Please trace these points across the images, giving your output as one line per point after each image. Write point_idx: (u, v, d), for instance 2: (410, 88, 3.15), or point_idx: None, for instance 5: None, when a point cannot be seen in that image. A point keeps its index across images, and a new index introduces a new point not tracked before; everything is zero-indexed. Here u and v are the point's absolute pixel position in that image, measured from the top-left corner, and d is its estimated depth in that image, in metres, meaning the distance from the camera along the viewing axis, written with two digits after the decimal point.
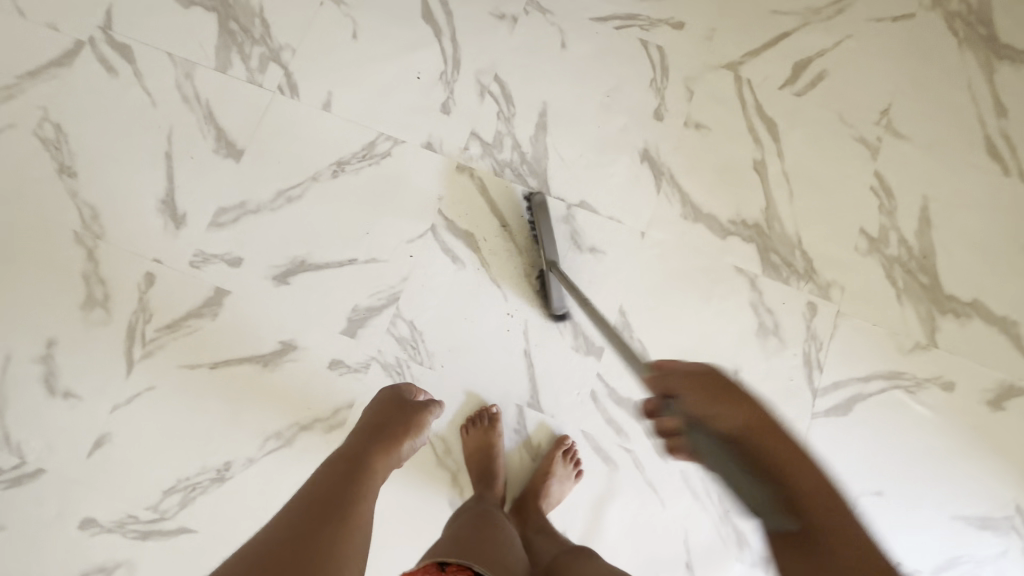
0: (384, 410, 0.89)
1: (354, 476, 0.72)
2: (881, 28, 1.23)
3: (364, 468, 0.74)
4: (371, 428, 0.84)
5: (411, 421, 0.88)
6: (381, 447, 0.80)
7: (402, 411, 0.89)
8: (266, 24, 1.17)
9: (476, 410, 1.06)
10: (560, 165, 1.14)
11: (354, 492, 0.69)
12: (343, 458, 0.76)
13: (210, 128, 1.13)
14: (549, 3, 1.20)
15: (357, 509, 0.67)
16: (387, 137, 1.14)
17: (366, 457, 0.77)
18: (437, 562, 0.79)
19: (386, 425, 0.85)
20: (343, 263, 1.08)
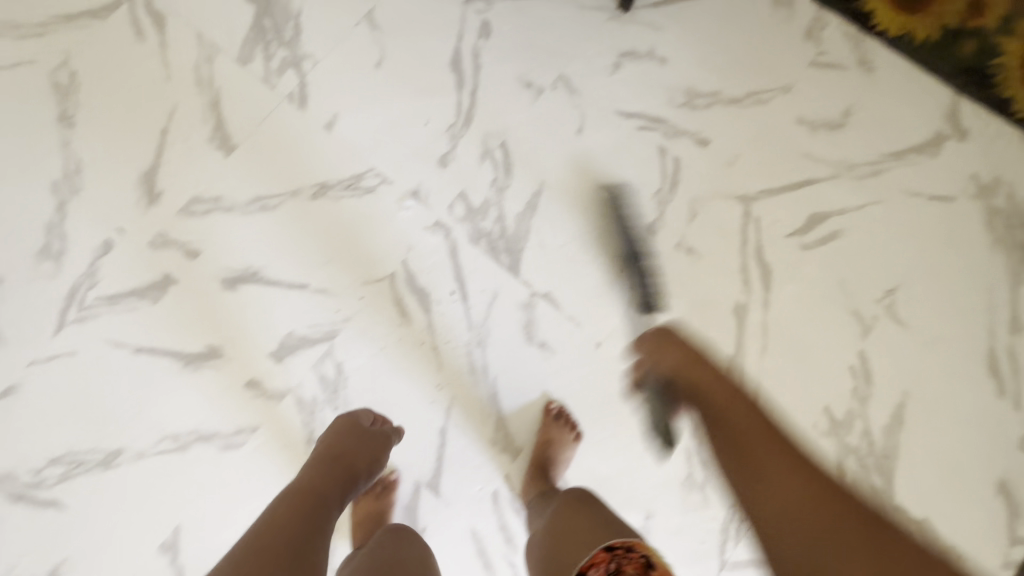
0: (338, 439, 0.88)
1: (311, 510, 0.71)
2: (913, 203, 1.15)
3: (321, 500, 0.74)
4: (323, 459, 0.83)
5: (367, 452, 0.88)
6: (336, 482, 0.80)
7: (358, 442, 0.89)
8: (299, 29, 1.17)
9: None
10: (537, 249, 1.10)
11: (309, 525, 0.69)
12: (299, 491, 0.74)
13: (212, 116, 1.13)
14: (579, 84, 1.17)
15: (315, 542, 0.66)
16: (377, 174, 1.12)
17: (320, 489, 0.76)
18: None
19: (343, 454, 0.85)
20: (293, 286, 1.07)
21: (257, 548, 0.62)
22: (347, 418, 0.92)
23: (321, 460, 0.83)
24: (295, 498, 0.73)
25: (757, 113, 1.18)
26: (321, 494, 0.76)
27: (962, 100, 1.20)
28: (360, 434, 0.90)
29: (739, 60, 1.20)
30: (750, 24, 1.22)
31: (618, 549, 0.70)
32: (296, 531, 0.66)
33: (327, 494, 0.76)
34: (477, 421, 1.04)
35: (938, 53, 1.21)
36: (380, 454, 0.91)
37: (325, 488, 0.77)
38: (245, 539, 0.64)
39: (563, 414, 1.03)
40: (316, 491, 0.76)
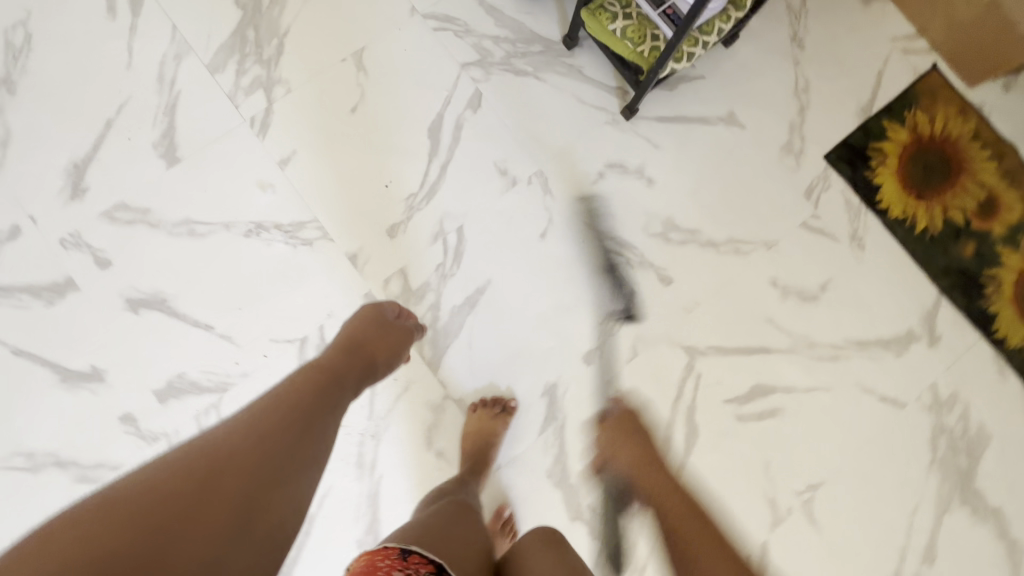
0: (361, 325, 0.86)
1: (326, 388, 0.70)
2: (864, 400, 1.09)
3: (335, 381, 0.72)
4: (345, 344, 0.82)
5: (386, 344, 0.86)
6: (354, 367, 0.78)
7: (379, 333, 0.86)
8: (280, 50, 1.09)
9: (492, 396, 1.02)
10: (463, 350, 1.04)
11: (322, 400, 0.68)
12: (316, 369, 0.73)
13: (164, 119, 1.05)
14: (556, 186, 1.10)
15: (322, 419, 0.65)
16: (319, 227, 1.04)
17: (337, 371, 0.74)
18: (400, 548, 0.62)
19: (363, 346, 0.83)
20: (198, 324, 1.00)
21: (267, 412, 0.62)
22: (372, 309, 0.90)
23: (342, 344, 0.81)
24: (313, 374, 0.71)
25: (731, 263, 1.11)
26: (339, 376, 0.74)
27: (945, 303, 1.13)
28: (382, 327, 0.87)
29: (730, 201, 1.13)
30: (751, 167, 1.15)
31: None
32: (307, 403, 0.66)
33: (343, 377, 0.75)
34: (350, 516, 0.98)
35: (935, 246, 1.15)
36: (400, 351, 0.88)
37: (342, 372, 0.75)
38: (262, 399, 0.64)
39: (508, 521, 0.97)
40: (333, 373, 0.74)
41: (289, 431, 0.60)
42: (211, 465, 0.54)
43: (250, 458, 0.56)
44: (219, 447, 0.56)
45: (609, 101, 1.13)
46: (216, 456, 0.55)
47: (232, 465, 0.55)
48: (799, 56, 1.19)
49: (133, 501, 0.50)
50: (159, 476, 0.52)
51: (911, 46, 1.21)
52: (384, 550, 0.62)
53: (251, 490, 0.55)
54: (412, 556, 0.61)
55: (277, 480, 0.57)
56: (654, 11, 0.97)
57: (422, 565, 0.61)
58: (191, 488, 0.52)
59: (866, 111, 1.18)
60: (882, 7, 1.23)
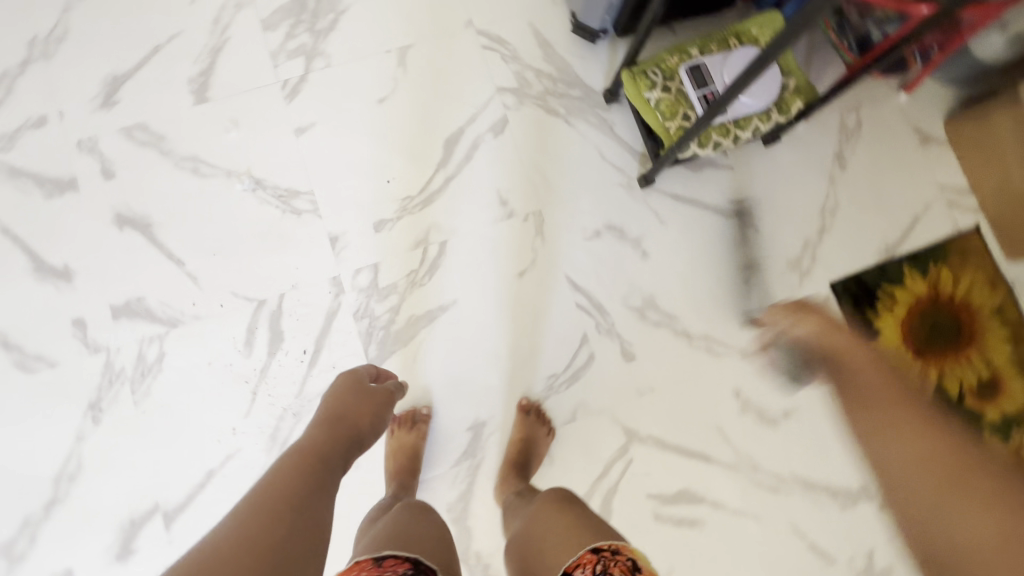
0: (340, 395, 0.83)
1: (315, 473, 0.66)
2: (792, 543, 1.03)
3: (324, 462, 0.69)
4: (325, 418, 0.79)
5: (370, 411, 0.84)
6: (340, 441, 0.75)
7: (360, 400, 0.84)
8: (333, 25, 1.12)
9: (407, 410, 1.02)
10: (408, 360, 1.03)
11: (312, 489, 0.64)
12: (303, 452, 0.69)
13: (207, 59, 1.09)
14: (550, 232, 1.09)
15: (317, 506, 0.62)
16: (313, 201, 1.06)
17: (325, 450, 0.71)
18: (372, 559, 0.64)
19: (345, 416, 0.80)
20: (171, 257, 1.03)
21: (257, 516, 0.57)
22: (349, 374, 0.88)
23: (324, 418, 0.78)
24: (301, 459, 0.68)
25: (699, 360, 1.07)
26: (325, 456, 0.71)
27: None
28: (361, 393, 0.85)
29: (718, 299, 1.09)
30: (751, 271, 1.11)
31: (605, 551, 0.65)
32: (298, 494, 0.62)
33: (330, 457, 0.71)
34: (246, 484, 0.98)
35: None
36: (384, 415, 0.86)
37: (329, 450, 0.72)
38: (252, 498, 0.60)
39: (535, 410, 1.02)
40: (322, 452, 0.71)
41: (280, 532, 0.57)
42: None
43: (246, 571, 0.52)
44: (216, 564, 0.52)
45: (628, 165, 1.12)
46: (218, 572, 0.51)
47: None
48: (837, 176, 1.15)
49: None
50: None
51: (958, 200, 1.15)
52: (357, 565, 0.64)
53: None
54: (386, 560, 0.64)
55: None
56: (693, 90, 0.99)
57: (399, 564, 0.64)
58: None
59: (889, 251, 1.13)
60: (939, 151, 1.17)
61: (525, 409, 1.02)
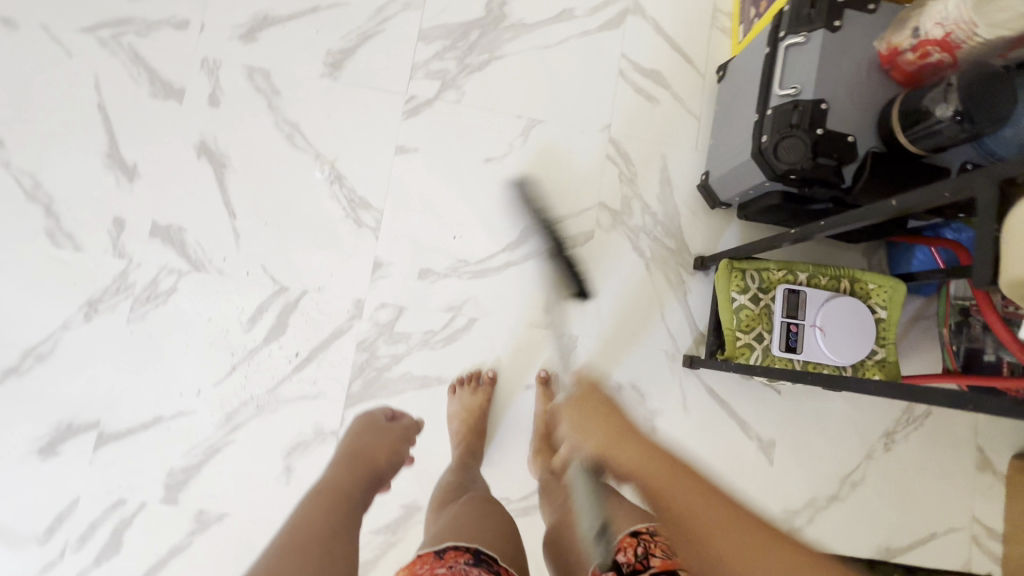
0: (358, 434, 0.85)
1: (331, 509, 0.65)
2: None
3: (349, 500, 0.69)
4: (346, 454, 0.79)
5: (388, 448, 0.84)
6: (364, 482, 0.74)
7: (377, 435, 0.85)
8: (481, 67, 1.10)
9: (471, 371, 1.04)
10: None
11: (342, 519, 0.64)
12: (327, 488, 0.70)
13: (353, 41, 1.09)
14: (575, 362, 1.06)
15: (345, 539, 0.62)
16: (378, 219, 1.05)
17: (349, 487, 0.71)
18: (433, 552, 0.67)
19: (360, 452, 0.80)
20: (229, 206, 1.04)
21: (283, 560, 0.56)
22: (365, 415, 0.89)
23: (344, 455, 0.79)
24: (324, 494, 0.68)
25: None
26: (348, 491, 0.70)
27: None
28: (379, 429, 0.87)
29: None
30: (744, 501, 1.05)
31: None
32: (329, 526, 0.62)
33: (353, 493, 0.71)
34: (182, 447, 0.98)
35: None
36: (402, 451, 0.86)
37: (348, 483, 0.72)
38: (282, 533, 0.60)
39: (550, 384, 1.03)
40: (347, 485, 0.72)
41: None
42: None
43: None
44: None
45: (681, 338, 1.07)
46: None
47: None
48: (876, 454, 1.08)
49: None
50: None
51: (983, 540, 1.07)
52: (421, 558, 0.66)
53: None
54: (446, 553, 0.65)
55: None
56: (780, 314, 0.94)
57: (458, 556, 0.65)
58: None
59: (887, 553, 1.06)
60: (990, 481, 1.09)
61: (546, 380, 1.03)
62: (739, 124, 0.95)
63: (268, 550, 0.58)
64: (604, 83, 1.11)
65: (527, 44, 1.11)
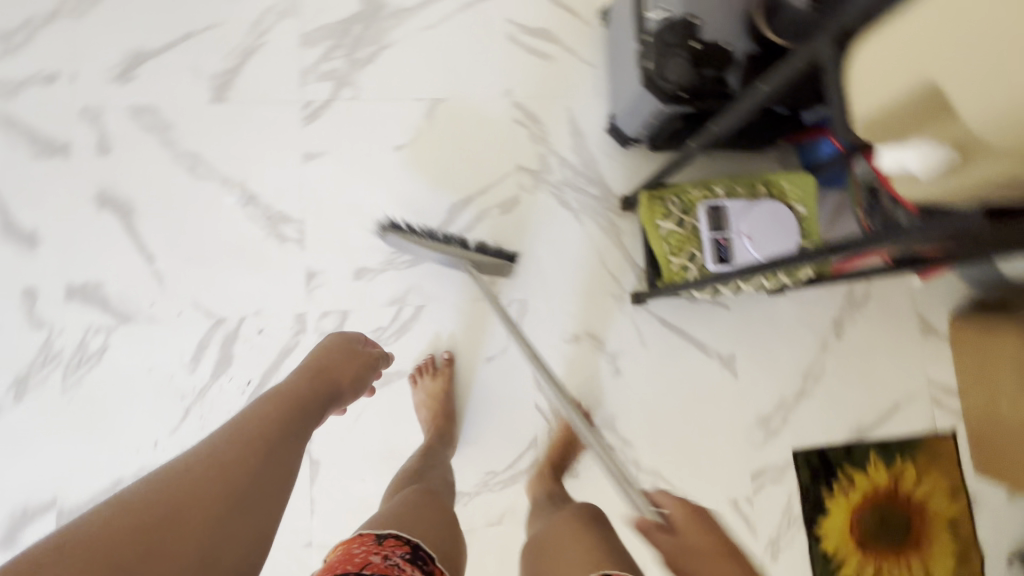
0: (327, 350, 0.81)
1: (294, 417, 0.66)
2: None
3: (305, 411, 0.68)
4: (311, 368, 0.76)
5: (353, 370, 0.80)
6: (321, 398, 0.73)
7: (348, 357, 0.81)
8: (371, 59, 1.10)
9: (428, 357, 1.03)
10: (349, 419, 1.00)
11: (292, 429, 0.64)
12: (281, 395, 0.68)
13: (236, 59, 1.07)
14: (530, 325, 1.07)
15: (284, 452, 0.61)
16: (301, 230, 1.03)
17: (305, 401, 0.70)
18: (374, 535, 0.67)
19: (320, 367, 0.77)
20: (145, 250, 1.00)
21: (218, 460, 0.56)
22: (339, 337, 0.84)
23: (306, 368, 0.76)
24: (277, 402, 0.67)
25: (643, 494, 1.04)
26: (303, 405, 0.69)
27: None
28: (350, 351, 0.83)
29: (679, 439, 1.07)
30: (719, 417, 1.08)
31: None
32: (267, 440, 0.60)
33: (308, 406, 0.70)
34: None
35: None
36: (366, 378, 0.83)
37: (308, 400, 0.70)
38: (226, 426, 0.60)
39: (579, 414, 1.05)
40: (302, 399, 0.70)
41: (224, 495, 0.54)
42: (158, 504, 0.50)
43: (207, 501, 0.53)
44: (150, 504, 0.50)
45: (625, 278, 1.09)
46: (159, 517, 0.50)
47: (183, 526, 0.51)
48: (830, 343, 1.13)
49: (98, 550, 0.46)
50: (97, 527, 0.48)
51: (942, 399, 1.14)
52: (358, 540, 0.66)
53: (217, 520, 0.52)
54: (385, 541, 0.65)
55: (222, 544, 0.52)
56: (706, 231, 0.97)
57: (395, 546, 0.65)
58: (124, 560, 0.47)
59: (860, 433, 1.11)
60: (936, 344, 1.15)
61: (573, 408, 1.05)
62: (628, 57, 0.97)
63: (204, 443, 0.58)
64: (495, 51, 1.12)
65: (411, 28, 1.11)
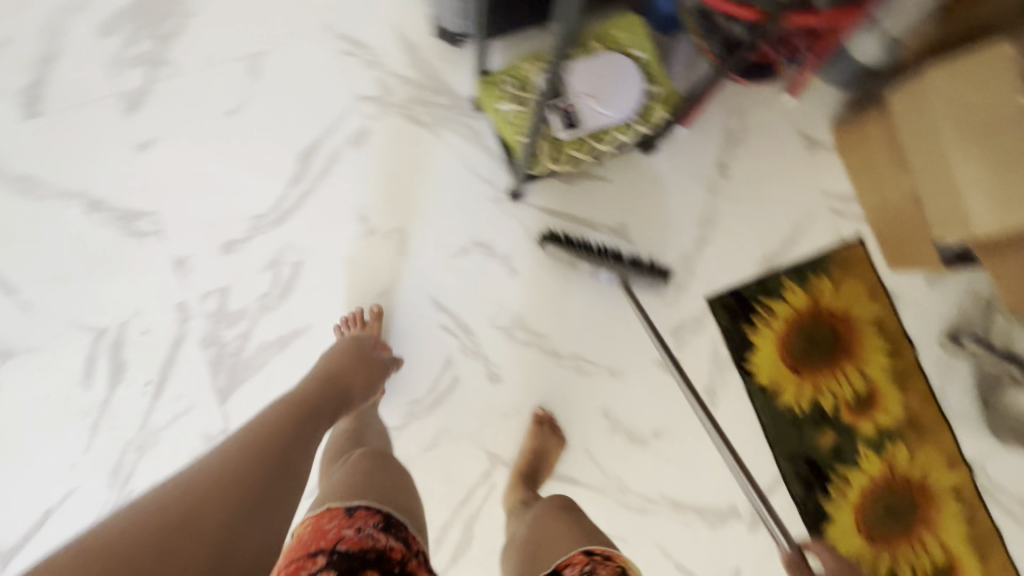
0: (339, 356, 0.91)
1: (304, 420, 0.76)
2: (658, 563, 1.03)
3: (314, 415, 0.78)
4: (323, 376, 0.86)
5: (361, 373, 0.91)
6: (332, 402, 0.83)
7: (359, 362, 0.91)
8: (177, 31, 1.05)
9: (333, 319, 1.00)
10: (257, 389, 0.99)
11: (303, 433, 0.74)
12: (295, 401, 0.78)
13: (38, 69, 1.02)
14: (414, 251, 1.05)
15: (300, 454, 0.70)
16: (156, 222, 1.01)
17: (317, 408, 0.80)
18: (344, 506, 0.66)
19: (331, 375, 0.87)
20: (5, 284, 0.97)
21: (239, 458, 0.64)
22: (350, 341, 0.94)
23: (319, 375, 0.87)
24: (292, 408, 0.76)
25: (568, 380, 1.05)
26: (317, 410, 0.79)
27: (782, 488, 1.06)
28: (361, 355, 0.92)
29: (593, 318, 1.06)
30: (625, 286, 1.07)
31: (598, 555, 0.70)
32: (283, 443, 0.70)
33: (320, 410, 0.80)
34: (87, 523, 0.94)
35: (790, 426, 1.07)
36: (377, 381, 0.93)
37: (318, 404, 0.80)
38: (243, 432, 0.68)
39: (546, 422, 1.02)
40: (315, 406, 0.80)
41: (245, 488, 0.61)
42: (192, 496, 0.58)
43: (230, 498, 0.60)
44: (190, 492, 0.58)
45: (497, 177, 1.07)
46: (192, 502, 0.57)
47: (210, 513, 0.57)
48: (718, 186, 1.11)
49: (138, 536, 0.53)
50: (139, 520, 0.54)
51: (842, 208, 1.12)
52: (328, 512, 0.65)
53: (240, 514, 0.59)
54: (357, 512, 0.65)
55: (245, 530, 0.59)
56: (548, 101, 0.93)
57: (366, 516, 0.65)
58: (159, 548, 0.53)
59: (769, 263, 1.10)
60: (826, 157, 1.13)
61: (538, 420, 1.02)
62: None
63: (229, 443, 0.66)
64: None
65: None
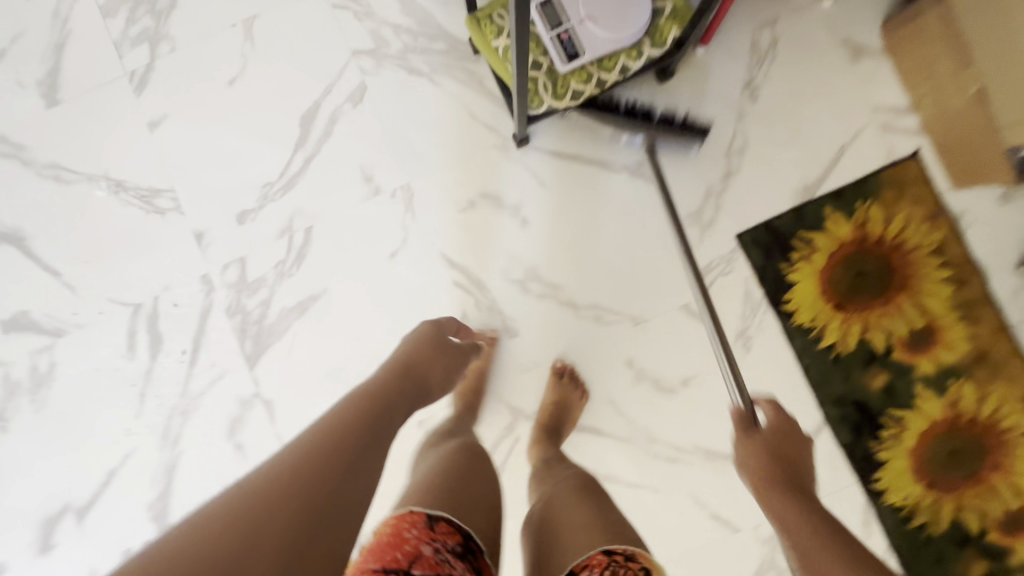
0: (418, 345, 0.85)
1: (380, 415, 0.68)
2: (692, 512, 1.00)
3: (388, 407, 0.70)
4: (399, 366, 0.80)
5: (440, 365, 0.86)
6: (408, 396, 0.76)
7: (436, 354, 0.86)
8: (173, 3, 1.05)
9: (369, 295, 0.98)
10: (282, 353, 1.02)
11: (378, 429, 0.66)
12: (370, 394, 0.71)
13: (52, 57, 1.05)
14: (422, 207, 1.02)
15: (374, 456, 0.62)
16: (174, 198, 1.04)
17: (393, 399, 0.72)
18: (426, 514, 0.64)
19: (409, 367, 0.80)
20: (50, 267, 1.04)
21: (311, 459, 0.56)
22: (431, 326, 0.89)
23: (397, 363, 0.81)
24: (363, 401, 0.68)
25: (588, 330, 1.01)
26: (393, 401, 0.72)
27: (826, 434, 0.99)
28: (440, 347, 0.87)
29: (611, 265, 1.01)
30: (644, 227, 1.01)
31: (618, 555, 0.61)
32: (357, 443, 0.62)
33: (396, 405, 0.72)
34: (144, 481, 1.02)
35: (836, 369, 0.99)
36: (454, 373, 0.88)
37: (393, 395, 0.73)
38: (312, 432, 0.60)
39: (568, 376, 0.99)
40: (390, 398, 0.72)
41: (319, 499, 0.54)
42: (259, 508, 0.50)
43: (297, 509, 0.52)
44: (253, 502, 0.50)
45: (501, 123, 1.02)
46: (254, 515, 0.49)
47: (273, 533, 0.49)
48: (746, 110, 1.00)
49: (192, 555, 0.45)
50: (190, 539, 0.46)
51: (894, 122, 0.99)
52: (410, 517, 0.63)
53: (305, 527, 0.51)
54: (438, 525, 0.63)
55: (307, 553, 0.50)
56: (545, 31, 0.86)
57: (447, 535, 0.63)
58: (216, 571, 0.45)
59: (808, 192, 1.00)
60: (873, 64, 0.99)
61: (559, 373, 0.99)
62: None
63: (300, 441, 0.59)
64: None
65: None
